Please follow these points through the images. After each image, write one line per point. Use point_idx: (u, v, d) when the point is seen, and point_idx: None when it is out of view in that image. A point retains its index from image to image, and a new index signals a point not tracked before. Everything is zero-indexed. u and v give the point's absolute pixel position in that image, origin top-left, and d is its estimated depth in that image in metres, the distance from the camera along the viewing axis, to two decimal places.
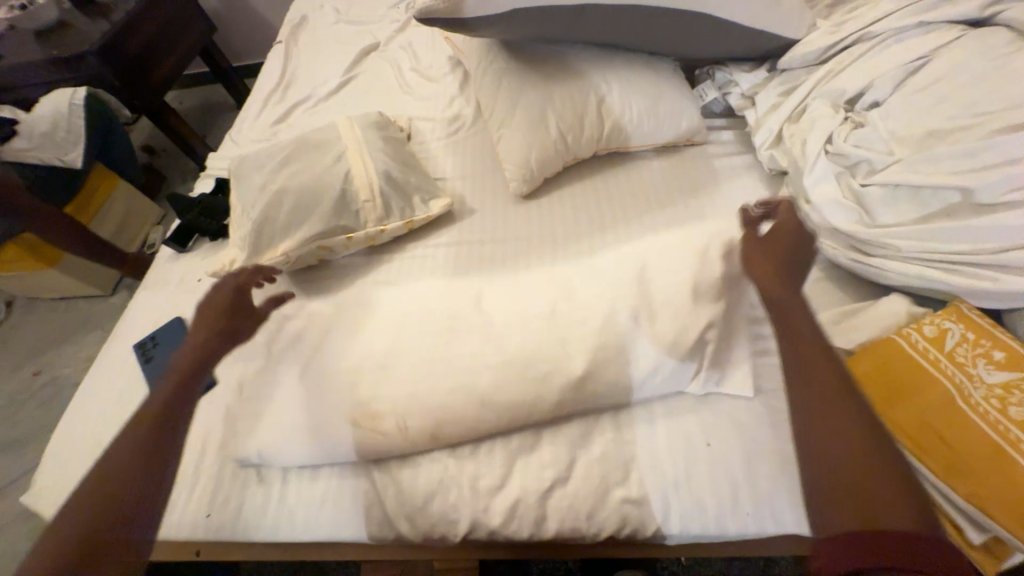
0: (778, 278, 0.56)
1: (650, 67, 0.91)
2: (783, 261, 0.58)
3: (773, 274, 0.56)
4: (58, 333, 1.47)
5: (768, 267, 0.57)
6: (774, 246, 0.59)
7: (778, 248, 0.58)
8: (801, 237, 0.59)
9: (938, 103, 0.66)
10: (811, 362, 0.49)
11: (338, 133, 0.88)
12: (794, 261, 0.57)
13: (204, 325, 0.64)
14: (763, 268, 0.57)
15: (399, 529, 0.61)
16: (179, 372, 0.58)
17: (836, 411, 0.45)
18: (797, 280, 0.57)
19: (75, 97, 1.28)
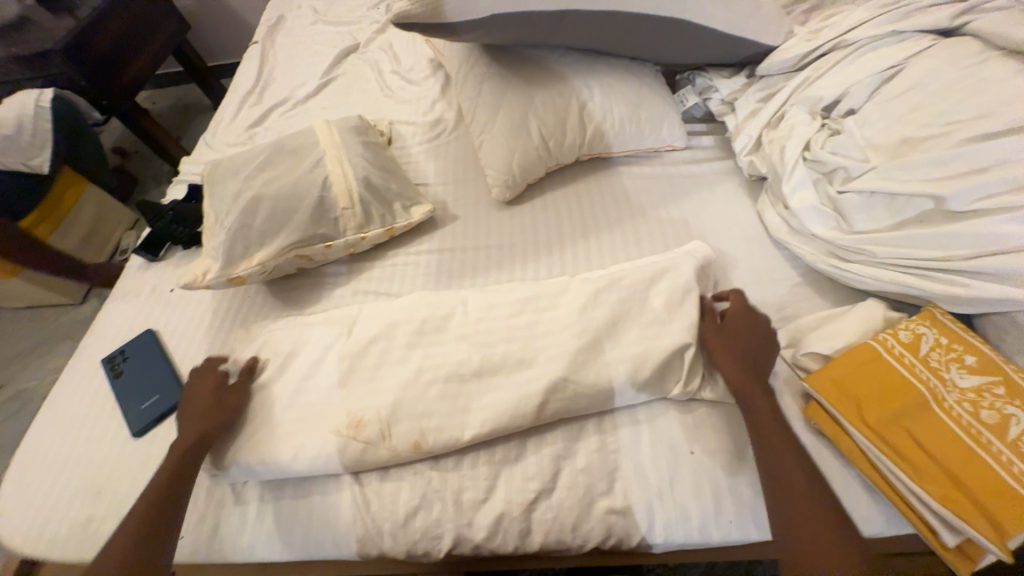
0: (739, 366, 0.60)
1: (632, 74, 0.91)
2: (743, 347, 0.62)
3: (736, 362, 0.60)
4: (26, 344, 1.42)
5: (730, 355, 0.61)
6: (733, 334, 0.63)
7: (735, 335, 0.63)
8: (757, 324, 0.64)
9: (911, 111, 0.67)
10: (781, 452, 0.54)
11: (317, 138, 0.86)
12: (752, 350, 0.61)
13: (193, 414, 0.65)
14: (724, 355, 0.61)
15: (380, 547, 0.60)
16: (170, 466, 0.60)
17: (797, 500, 0.50)
18: (755, 361, 0.61)
19: (39, 99, 1.21)
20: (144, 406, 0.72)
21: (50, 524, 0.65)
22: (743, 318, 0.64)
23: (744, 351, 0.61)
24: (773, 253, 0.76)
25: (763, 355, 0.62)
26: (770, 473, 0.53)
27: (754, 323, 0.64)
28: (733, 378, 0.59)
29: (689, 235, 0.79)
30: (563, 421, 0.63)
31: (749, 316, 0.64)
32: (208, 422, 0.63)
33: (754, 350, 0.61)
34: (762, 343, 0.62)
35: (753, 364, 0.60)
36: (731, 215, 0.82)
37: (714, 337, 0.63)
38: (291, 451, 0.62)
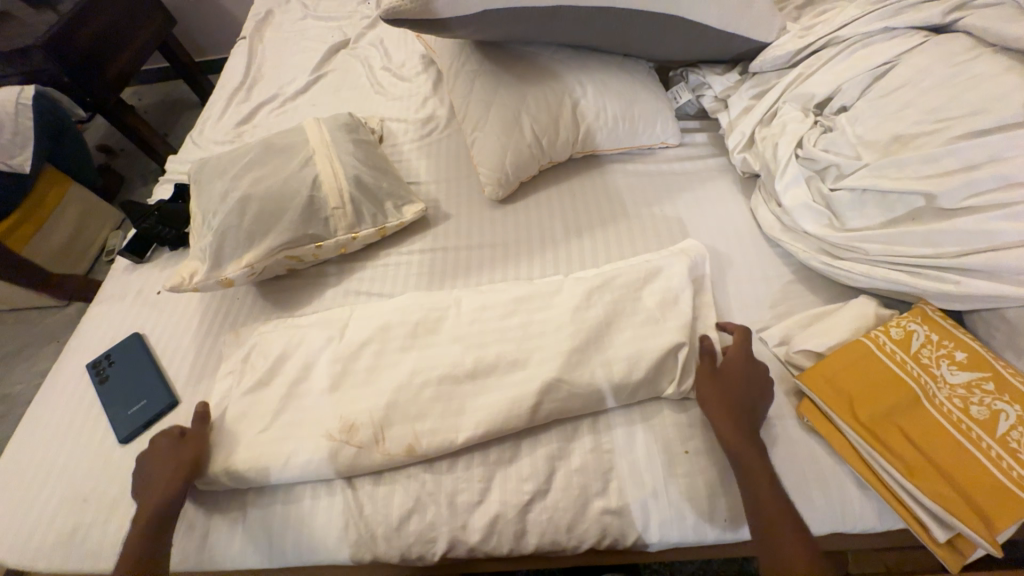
0: (734, 422, 0.57)
1: (625, 71, 0.90)
2: (740, 399, 0.59)
3: (733, 406, 0.58)
4: (9, 347, 1.39)
5: (723, 403, 0.58)
6: (732, 376, 0.60)
7: (732, 381, 0.60)
8: (756, 369, 0.61)
9: (903, 108, 0.68)
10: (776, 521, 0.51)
11: (306, 136, 0.85)
12: (749, 404, 0.58)
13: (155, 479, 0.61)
14: (720, 396, 0.59)
15: (374, 552, 0.59)
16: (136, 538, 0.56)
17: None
18: (751, 416, 0.58)
19: (20, 96, 1.18)
20: (131, 412, 0.71)
21: (36, 533, 0.64)
22: (741, 361, 0.61)
23: (742, 395, 0.59)
24: (766, 251, 0.77)
25: (759, 408, 0.59)
26: (763, 543, 0.51)
27: (752, 373, 0.60)
28: (726, 430, 0.57)
29: (682, 233, 0.79)
30: (558, 421, 0.63)
31: (748, 358, 0.62)
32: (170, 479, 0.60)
33: (751, 396, 0.59)
34: (758, 392, 0.59)
35: (749, 411, 0.58)
36: (724, 212, 0.82)
37: (710, 375, 0.60)
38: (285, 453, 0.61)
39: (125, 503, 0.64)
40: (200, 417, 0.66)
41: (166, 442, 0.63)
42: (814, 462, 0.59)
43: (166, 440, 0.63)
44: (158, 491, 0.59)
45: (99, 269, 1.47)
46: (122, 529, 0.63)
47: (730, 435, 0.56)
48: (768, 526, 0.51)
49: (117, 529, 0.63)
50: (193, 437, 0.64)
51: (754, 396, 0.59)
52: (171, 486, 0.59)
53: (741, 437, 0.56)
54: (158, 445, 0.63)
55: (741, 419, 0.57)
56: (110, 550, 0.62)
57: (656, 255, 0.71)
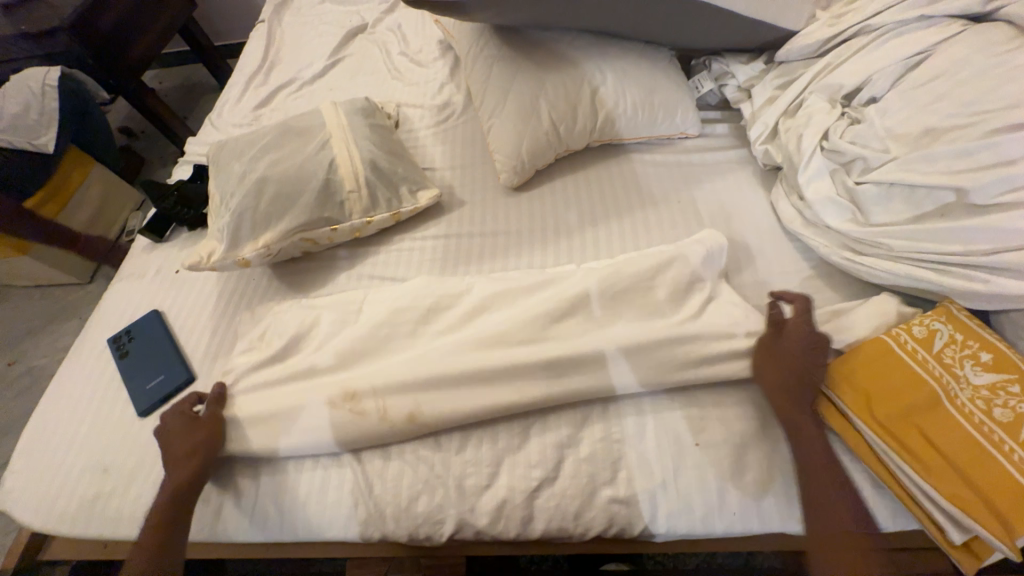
0: (789, 395, 0.57)
1: (646, 58, 0.88)
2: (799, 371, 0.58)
3: (790, 378, 0.57)
4: (34, 322, 1.43)
5: (779, 376, 0.58)
6: (791, 348, 0.59)
7: (790, 353, 0.58)
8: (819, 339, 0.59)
9: (937, 100, 0.65)
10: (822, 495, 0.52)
11: (323, 119, 0.85)
12: (806, 377, 0.57)
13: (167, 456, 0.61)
14: (777, 368, 0.58)
15: (383, 531, 0.60)
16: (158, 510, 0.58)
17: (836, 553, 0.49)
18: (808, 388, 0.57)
19: (48, 77, 1.22)
20: (150, 386, 0.72)
21: (59, 499, 0.66)
22: (801, 331, 0.60)
23: (800, 367, 0.58)
24: (785, 245, 0.75)
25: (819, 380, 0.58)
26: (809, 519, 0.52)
27: (814, 345, 0.59)
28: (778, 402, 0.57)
29: (700, 225, 0.78)
30: (568, 409, 0.63)
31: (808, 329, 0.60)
32: (186, 463, 0.60)
33: (811, 368, 0.58)
34: (817, 365, 0.58)
35: (806, 383, 0.57)
36: (743, 205, 0.80)
37: (765, 346, 0.60)
38: (299, 431, 0.62)
39: (144, 475, 0.66)
40: (217, 399, 0.65)
41: (178, 421, 0.64)
42: None
43: (177, 418, 0.64)
44: (174, 475, 0.60)
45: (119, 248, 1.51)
46: (140, 499, 0.64)
47: (783, 407, 0.57)
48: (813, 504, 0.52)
49: (136, 497, 0.64)
50: (209, 419, 0.64)
51: (814, 368, 0.58)
52: (185, 468, 0.60)
53: (795, 409, 0.56)
54: (173, 427, 0.63)
55: (796, 391, 0.57)
56: (130, 519, 0.64)
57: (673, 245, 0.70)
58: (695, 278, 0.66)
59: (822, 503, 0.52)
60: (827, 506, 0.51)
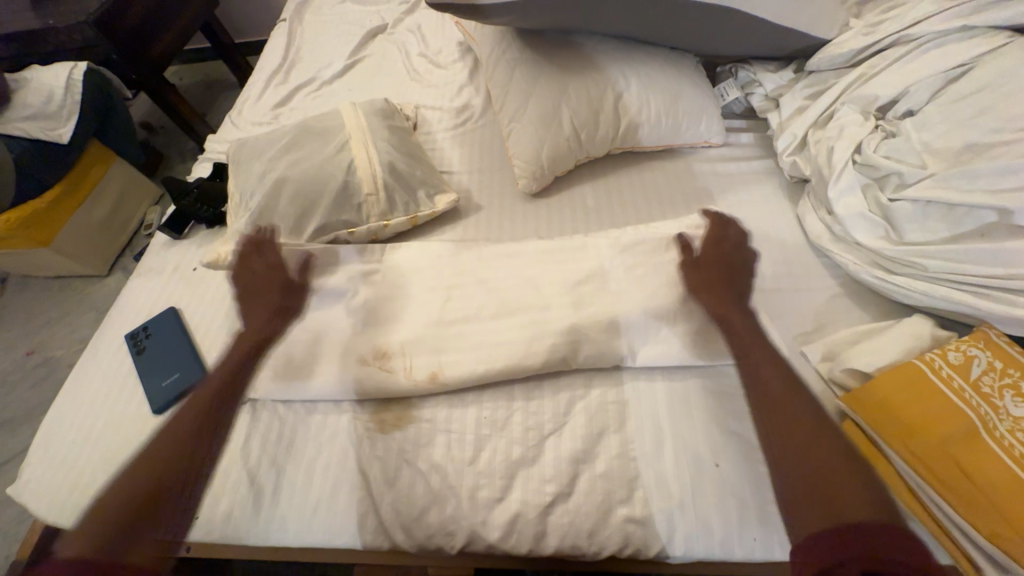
0: (717, 293, 0.66)
1: (671, 64, 0.87)
2: (725, 277, 0.68)
3: (713, 280, 0.67)
4: (53, 314, 1.45)
5: (711, 279, 0.67)
6: (713, 263, 0.69)
7: (714, 261, 0.69)
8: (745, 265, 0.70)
9: (979, 114, 0.62)
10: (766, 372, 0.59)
11: (342, 120, 0.84)
12: (728, 277, 0.68)
13: (258, 297, 0.74)
14: (698, 291, 0.67)
15: (392, 540, 0.59)
16: (239, 352, 0.71)
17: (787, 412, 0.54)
18: (734, 290, 0.67)
19: (73, 71, 1.23)
20: (165, 384, 0.73)
21: (74, 493, 0.66)
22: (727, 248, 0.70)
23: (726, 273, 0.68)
24: (812, 261, 0.73)
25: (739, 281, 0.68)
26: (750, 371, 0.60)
27: (734, 252, 0.70)
28: (710, 298, 0.66)
29: (705, 199, 0.81)
30: (584, 423, 0.62)
31: (732, 250, 0.70)
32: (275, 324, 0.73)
33: (735, 280, 0.68)
34: (737, 266, 0.69)
35: (734, 277, 0.68)
36: (768, 218, 0.78)
37: (690, 262, 0.69)
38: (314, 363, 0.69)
39: None
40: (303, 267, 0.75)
41: (269, 279, 0.74)
42: None
43: (265, 272, 0.75)
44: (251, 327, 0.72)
45: (137, 242, 1.53)
46: None
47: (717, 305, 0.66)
48: (745, 360, 0.61)
49: None
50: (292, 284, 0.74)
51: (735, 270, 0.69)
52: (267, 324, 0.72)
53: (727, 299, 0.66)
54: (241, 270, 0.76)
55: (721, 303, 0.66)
56: None
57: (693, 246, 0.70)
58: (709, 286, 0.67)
59: (755, 372, 0.60)
60: (761, 383, 0.58)
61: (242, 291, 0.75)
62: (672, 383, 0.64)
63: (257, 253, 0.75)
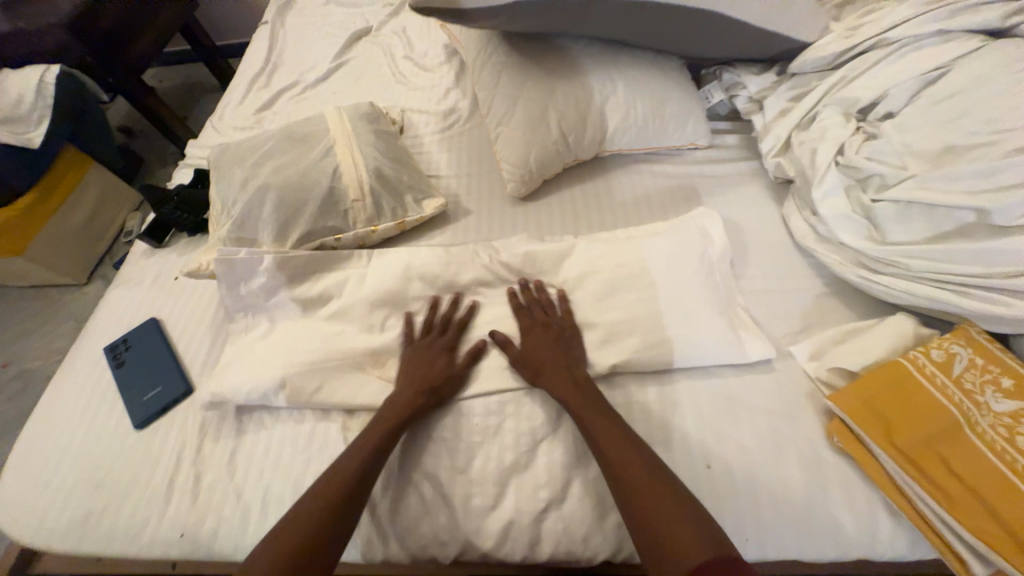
0: (560, 371, 0.61)
1: (656, 67, 0.87)
2: (556, 354, 0.63)
3: (540, 364, 0.62)
4: (29, 325, 1.41)
5: (546, 361, 0.62)
6: (541, 342, 0.64)
7: (539, 346, 0.64)
8: (571, 330, 0.66)
9: (956, 117, 0.64)
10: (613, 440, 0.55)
11: (326, 124, 0.83)
12: (558, 352, 0.63)
13: (418, 368, 0.64)
14: (536, 384, 0.62)
15: (385, 552, 0.59)
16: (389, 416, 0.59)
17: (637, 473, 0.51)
18: (568, 360, 0.63)
19: (46, 73, 1.18)
20: (147, 397, 0.71)
21: (51, 513, 0.64)
22: (548, 322, 0.66)
23: (549, 350, 0.63)
24: (798, 261, 0.74)
25: (573, 348, 0.64)
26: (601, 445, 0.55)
27: (558, 325, 0.66)
28: (550, 380, 0.61)
29: (690, 201, 0.82)
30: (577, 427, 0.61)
31: (547, 328, 0.66)
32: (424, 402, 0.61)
33: (564, 356, 0.63)
34: (560, 338, 0.65)
35: (563, 354, 0.63)
36: (755, 219, 0.79)
37: (520, 353, 0.64)
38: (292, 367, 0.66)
39: (141, 489, 0.64)
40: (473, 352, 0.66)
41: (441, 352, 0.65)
42: (814, 453, 0.58)
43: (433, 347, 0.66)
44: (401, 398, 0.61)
45: (118, 249, 1.50)
46: (137, 514, 0.63)
47: (562, 386, 0.60)
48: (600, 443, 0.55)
49: (130, 514, 0.63)
50: (456, 369, 0.64)
51: (565, 340, 0.65)
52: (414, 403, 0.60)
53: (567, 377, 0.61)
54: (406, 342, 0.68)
55: (561, 380, 0.61)
56: (126, 534, 0.62)
57: (680, 249, 0.70)
58: (696, 286, 0.67)
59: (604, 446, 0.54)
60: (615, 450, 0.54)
61: (410, 359, 0.65)
62: (664, 385, 0.64)
63: (430, 331, 0.68)
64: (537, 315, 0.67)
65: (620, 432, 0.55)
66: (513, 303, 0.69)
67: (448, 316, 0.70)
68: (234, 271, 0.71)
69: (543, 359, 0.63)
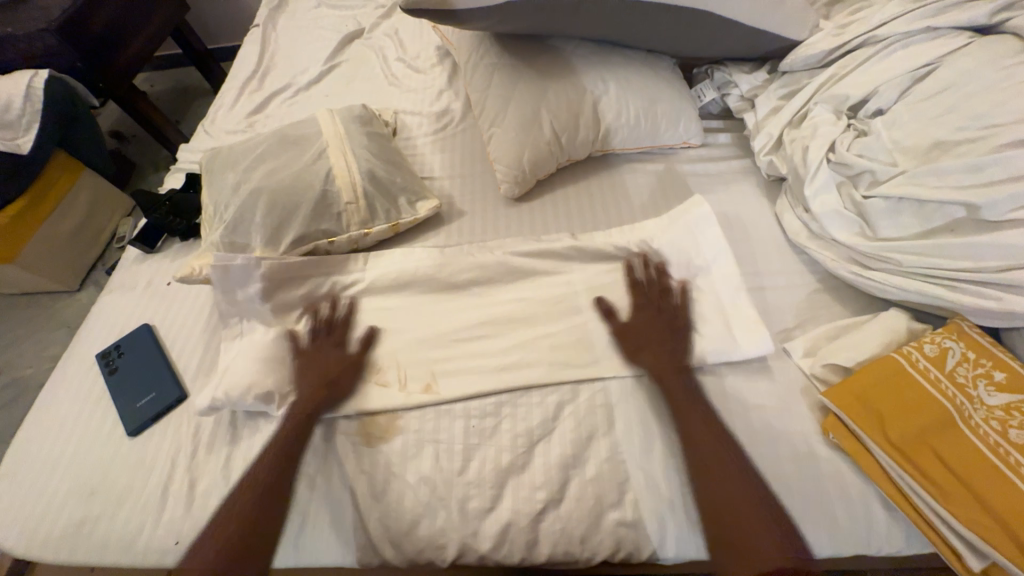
0: (656, 353, 0.64)
1: (647, 67, 0.87)
2: (660, 337, 0.65)
3: (643, 345, 0.65)
4: (20, 333, 1.39)
5: (648, 343, 0.65)
6: (649, 323, 0.66)
7: (645, 325, 0.66)
8: (685, 317, 0.67)
9: (944, 113, 0.65)
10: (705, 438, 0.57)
11: (318, 127, 0.83)
12: (666, 336, 0.65)
13: (310, 370, 0.66)
14: (634, 359, 0.64)
15: (382, 556, 0.58)
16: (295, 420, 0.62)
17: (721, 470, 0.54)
18: (670, 346, 0.65)
19: (34, 79, 1.17)
20: (140, 405, 0.70)
21: (43, 524, 0.63)
22: (660, 305, 0.68)
23: (659, 335, 0.65)
24: (791, 258, 0.74)
25: (678, 334, 0.66)
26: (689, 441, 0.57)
27: (669, 310, 0.68)
28: (648, 360, 0.63)
29: (682, 200, 0.82)
30: (573, 427, 0.61)
31: (661, 311, 0.67)
32: (325, 394, 0.64)
33: (669, 340, 0.65)
34: (671, 321, 0.67)
35: (673, 341, 0.65)
36: (748, 216, 0.80)
37: (625, 327, 0.66)
38: (284, 371, 0.66)
39: (135, 497, 0.64)
40: (365, 340, 0.69)
41: (328, 351, 0.68)
42: (809, 449, 0.58)
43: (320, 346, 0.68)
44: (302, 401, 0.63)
45: (110, 255, 1.48)
46: (131, 523, 0.62)
47: (660, 369, 0.63)
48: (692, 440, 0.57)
49: (125, 523, 0.62)
50: (351, 362, 0.67)
51: (673, 325, 0.66)
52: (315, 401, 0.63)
53: (666, 362, 0.63)
54: (300, 344, 0.69)
55: (663, 363, 0.63)
56: (120, 544, 0.61)
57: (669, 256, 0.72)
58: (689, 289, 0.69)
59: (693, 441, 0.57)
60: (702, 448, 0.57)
61: (301, 362, 0.67)
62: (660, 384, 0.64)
63: (318, 333, 0.70)
64: (652, 295, 0.69)
65: (714, 431, 0.58)
66: (628, 275, 0.71)
67: (333, 313, 0.72)
68: (229, 277, 0.70)
69: (648, 339, 0.65)
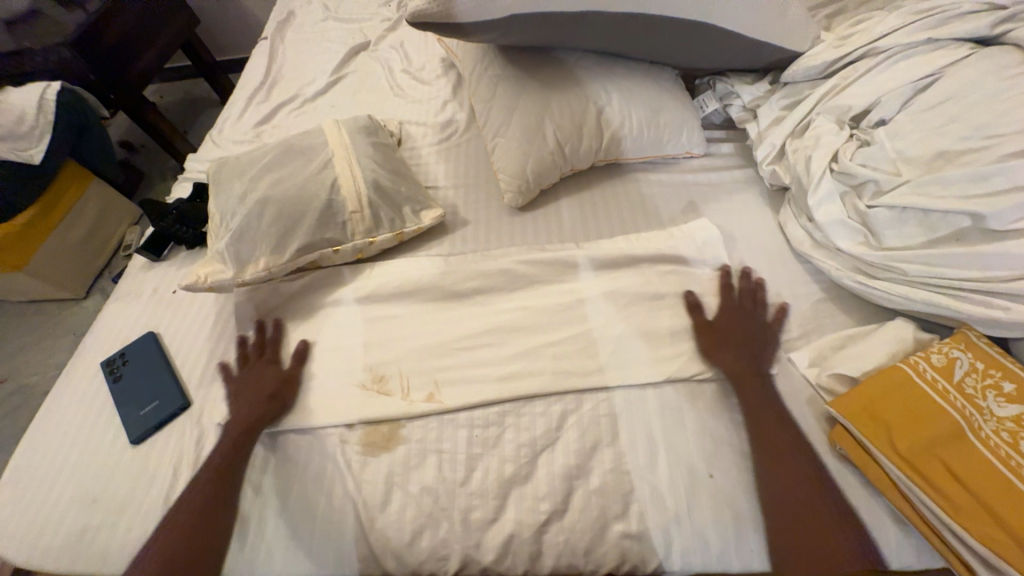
0: (734, 355, 0.64)
1: (650, 78, 0.88)
2: (739, 341, 0.65)
3: (723, 345, 0.65)
4: (27, 340, 1.40)
5: (729, 344, 0.65)
6: (732, 326, 0.66)
7: (731, 327, 0.66)
8: (770, 330, 0.67)
9: (947, 123, 0.65)
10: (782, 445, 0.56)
11: (324, 138, 0.84)
12: (747, 342, 0.65)
13: (248, 387, 0.67)
14: (710, 356, 0.64)
15: (383, 567, 0.58)
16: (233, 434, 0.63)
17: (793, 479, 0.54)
18: (749, 353, 0.64)
19: (47, 91, 1.19)
20: (144, 412, 0.70)
21: (44, 532, 0.63)
22: (748, 316, 0.68)
23: (745, 341, 0.65)
24: (795, 267, 0.74)
25: (759, 345, 0.65)
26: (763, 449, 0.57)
27: (752, 321, 0.67)
28: (726, 360, 0.63)
29: (684, 210, 0.83)
30: (577, 437, 0.61)
31: (746, 320, 0.67)
32: (267, 407, 0.65)
33: (754, 347, 0.65)
34: (757, 332, 0.66)
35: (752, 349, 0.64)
36: (751, 226, 0.80)
37: (706, 326, 0.67)
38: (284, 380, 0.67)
39: (136, 506, 0.63)
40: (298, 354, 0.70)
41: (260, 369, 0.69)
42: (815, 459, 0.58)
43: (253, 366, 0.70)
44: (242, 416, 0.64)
45: (117, 263, 1.50)
46: (132, 532, 0.62)
47: (737, 371, 0.62)
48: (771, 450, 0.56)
49: (125, 532, 0.62)
50: (287, 374, 0.68)
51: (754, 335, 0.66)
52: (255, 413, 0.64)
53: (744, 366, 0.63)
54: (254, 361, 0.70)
55: (740, 365, 0.63)
56: (121, 553, 0.61)
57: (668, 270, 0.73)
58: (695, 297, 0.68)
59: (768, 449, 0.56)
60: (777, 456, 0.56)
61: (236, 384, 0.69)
62: (665, 394, 0.63)
63: (250, 356, 0.72)
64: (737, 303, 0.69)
65: (791, 441, 0.57)
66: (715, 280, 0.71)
67: (263, 334, 0.74)
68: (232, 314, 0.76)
69: (729, 341, 0.65)
